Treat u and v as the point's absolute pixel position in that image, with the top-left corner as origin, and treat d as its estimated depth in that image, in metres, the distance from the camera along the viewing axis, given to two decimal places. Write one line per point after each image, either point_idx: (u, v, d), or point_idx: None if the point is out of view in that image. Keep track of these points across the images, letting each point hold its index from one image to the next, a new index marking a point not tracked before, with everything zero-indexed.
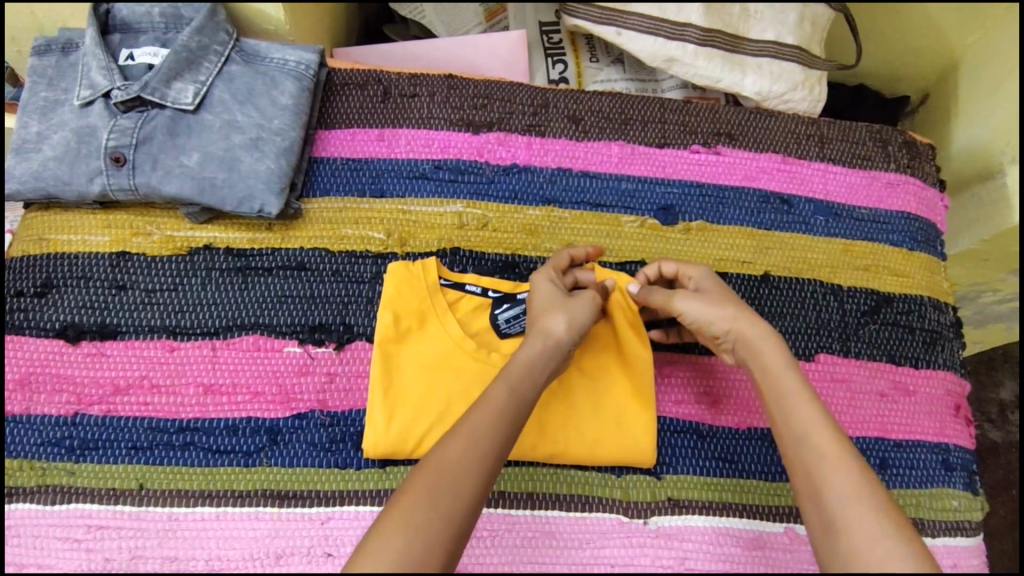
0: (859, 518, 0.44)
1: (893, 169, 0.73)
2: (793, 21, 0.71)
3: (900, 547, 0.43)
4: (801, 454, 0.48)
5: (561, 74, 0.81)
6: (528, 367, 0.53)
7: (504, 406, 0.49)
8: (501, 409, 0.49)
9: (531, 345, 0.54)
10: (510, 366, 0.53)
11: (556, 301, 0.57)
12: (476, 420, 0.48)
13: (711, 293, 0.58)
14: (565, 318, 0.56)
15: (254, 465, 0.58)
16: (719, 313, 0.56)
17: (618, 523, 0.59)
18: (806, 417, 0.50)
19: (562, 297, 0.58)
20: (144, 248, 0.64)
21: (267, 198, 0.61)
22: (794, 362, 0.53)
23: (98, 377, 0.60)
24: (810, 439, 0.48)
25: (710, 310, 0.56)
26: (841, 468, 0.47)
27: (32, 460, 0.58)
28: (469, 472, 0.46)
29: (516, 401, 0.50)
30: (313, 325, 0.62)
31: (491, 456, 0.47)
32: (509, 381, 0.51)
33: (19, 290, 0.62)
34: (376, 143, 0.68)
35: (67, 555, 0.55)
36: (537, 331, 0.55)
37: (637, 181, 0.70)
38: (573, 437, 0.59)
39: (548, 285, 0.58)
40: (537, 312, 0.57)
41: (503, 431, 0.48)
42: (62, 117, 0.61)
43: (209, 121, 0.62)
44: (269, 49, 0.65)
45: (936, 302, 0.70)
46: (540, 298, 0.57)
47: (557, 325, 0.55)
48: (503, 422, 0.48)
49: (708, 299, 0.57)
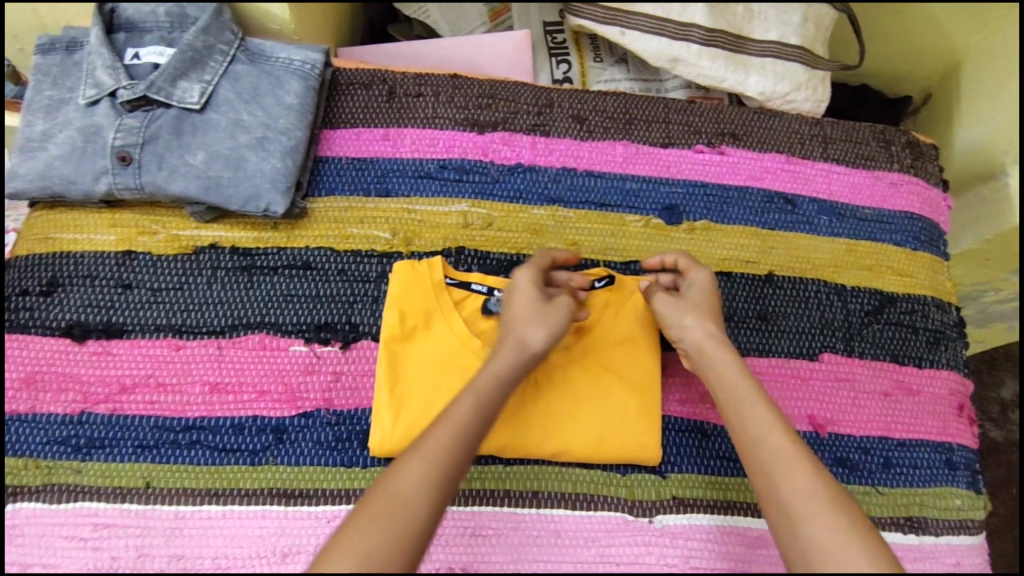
0: (815, 510, 0.46)
1: (896, 169, 0.73)
2: (797, 21, 0.71)
3: (854, 530, 0.45)
4: (758, 456, 0.50)
5: (565, 74, 0.82)
6: (495, 381, 0.52)
7: (467, 422, 0.49)
8: (464, 425, 0.49)
9: (501, 358, 0.54)
10: (478, 380, 0.52)
11: (534, 309, 0.56)
12: (439, 439, 0.48)
13: (699, 302, 0.59)
14: (542, 328, 0.55)
15: (260, 464, 0.58)
16: (684, 319, 0.58)
17: (623, 521, 0.59)
18: (759, 419, 0.52)
19: (543, 304, 0.57)
20: (150, 247, 0.64)
21: (272, 197, 0.61)
22: (741, 362, 0.56)
23: (104, 375, 0.60)
24: (763, 441, 0.51)
25: (679, 315, 0.58)
26: (794, 462, 0.49)
27: (37, 458, 0.58)
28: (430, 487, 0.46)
29: (481, 418, 0.50)
30: (318, 324, 0.62)
31: (454, 473, 0.47)
32: (473, 398, 0.50)
33: (24, 288, 0.62)
34: (381, 142, 0.68)
35: (73, 554, 0.55)
36: (514, 341, 0.55)
37: (641, 180, 0.70)
38: (575, 435, 0.59)
39: (529, 291, 0.57)
40: (514, 318, 0.56)
41: (466, 447, 0.48)
42: (67, 116, 0.61)
43: (214, 120, 0.62)
44: (275, 48, 0.65)
45: (939, 302, 0.70)
46: (518, 304, 0.57)
47: (534, 336, 0.55)
48: (467, 441, 0.48)
49: (691, 307, 0.58)
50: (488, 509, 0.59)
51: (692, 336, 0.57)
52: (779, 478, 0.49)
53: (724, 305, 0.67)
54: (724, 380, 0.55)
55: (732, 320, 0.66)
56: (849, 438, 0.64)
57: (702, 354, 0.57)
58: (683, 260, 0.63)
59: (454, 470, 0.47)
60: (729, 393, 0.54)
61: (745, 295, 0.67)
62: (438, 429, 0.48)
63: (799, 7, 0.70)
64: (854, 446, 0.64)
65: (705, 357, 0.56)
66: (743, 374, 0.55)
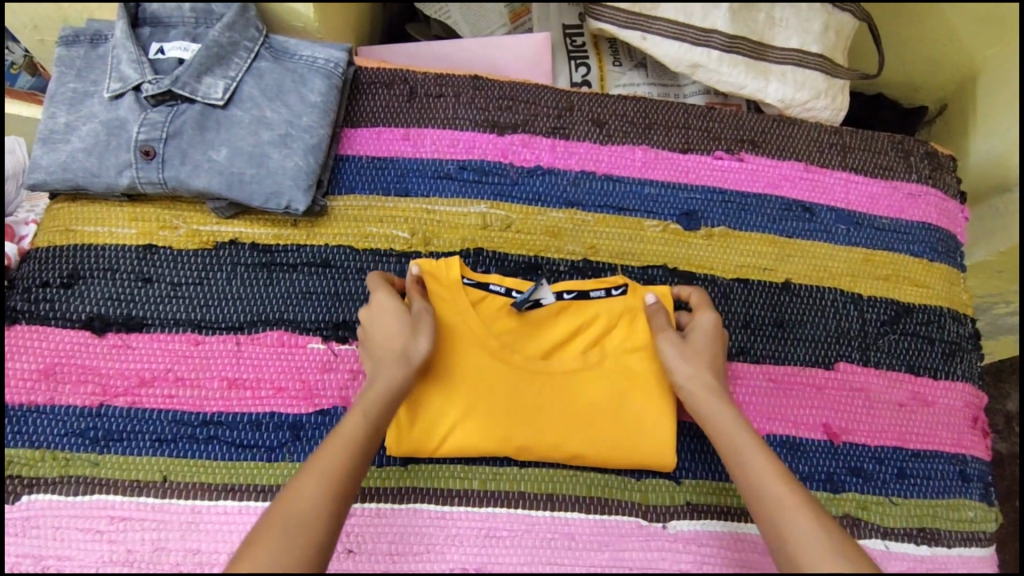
0: (817, 551, 0.47)
1: (914, 180, 0.73)
2: (819, 29, 0.71)
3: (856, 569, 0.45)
4: (761, 502, 0.51)
5: (584, 77, 0.82)
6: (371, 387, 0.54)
7: (353, 435, 0.50)
8: (350, 438, 0.50)
9: (385, 375, 0.54)
10: (369, 394, 0.53)
11: (396, 320, 0.56)
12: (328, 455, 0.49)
13: (704, 348, 0.59)
14: (404, 336, 0.56)
15: (277, 461, 0.58)
16: (684, 364, 0.58)
17: (637, 526, 0.60)
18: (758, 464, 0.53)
19: (405, 313, 0.57)
20: (171, 241, 0.64)
21: (294, 195, 0.62)
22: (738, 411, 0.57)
23: (123, 369, 0.60)
24: (765, 488, 0.52)
25: (686, 355, 0.58)
26: (794, 508, 0.50)
27: (55, 450, 0.58)
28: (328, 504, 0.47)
29: (371, 427, 0.51)
30: (337, 321, 0.62)
31: (344, 483, 0.48)
32: (367, 416, 0.52)
33: (44, 280, 0.62)
34: (401, 142, 0.69)
35: (88, 547, 0.55)
36: (385, 357, 0.55)
37: (660, 186, 0.70)
38: (585, 442, 0.59)
39: (388, 302, 0.58)
40: (380, 338, 0.57)
41: (348, 456, 0.49)
42: (91, 109, 0.62)
43: (237, 117, 0.62)
44: (299, 46, 0.65)
45: (955, 313, 0.70)
46: (387, 324, 0.57)
47: (397, 344, 0.55)
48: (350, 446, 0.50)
49: (692, 349, 0.59)
50: (503, 510, 0.59)
51: (686, 384, 0.58)
52: (783, 523, 0.49)
53: (741, 311, 0.67)
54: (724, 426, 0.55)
55: (749, 327, 0.67)
56: (863, 447, 0.64)
57: (698, 401, 0.57)
58: (696, 296, 0.63)
59: (343, 482, 0.48)
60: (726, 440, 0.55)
61: (762, 303, 0.67)
62: (329, 449, 0.49)
63: (820, 15, 0.70)
64: (868, 456, 0.64)
65: (701, 405, 0.57)
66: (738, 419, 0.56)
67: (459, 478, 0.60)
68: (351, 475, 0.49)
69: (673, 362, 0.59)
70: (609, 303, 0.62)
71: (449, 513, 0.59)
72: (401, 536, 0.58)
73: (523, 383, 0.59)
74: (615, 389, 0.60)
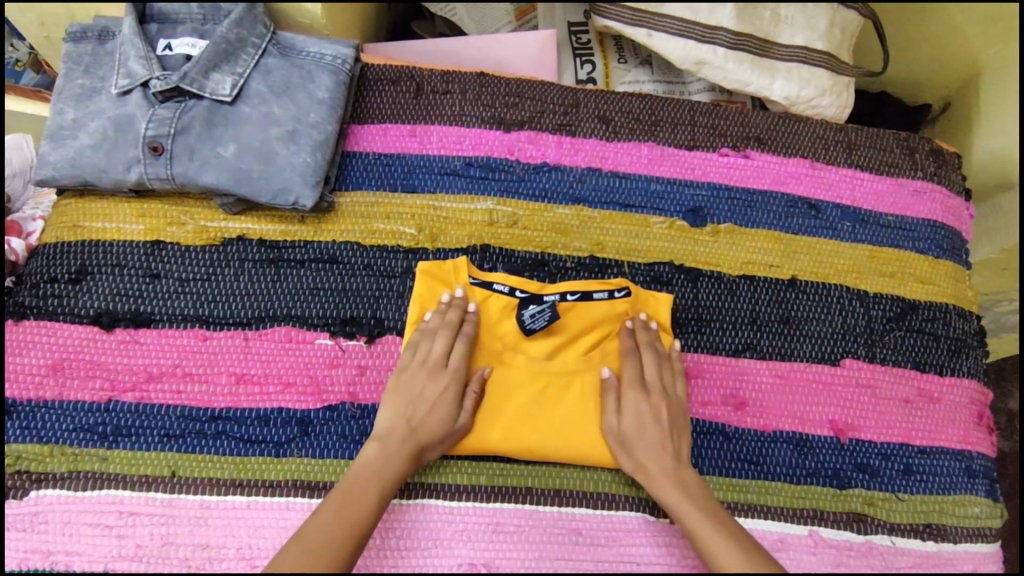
0: None
1: (919, 177, 0.73)
2: (825, 26, 0.71)
3: None
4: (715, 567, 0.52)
5: (589, 74, 0.82)
6: (382, 465, 0.55)
7: (339, 534, 0.50)
8: (343, 538, 0.50)
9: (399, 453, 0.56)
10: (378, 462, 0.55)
11: (444, 410, 0.58)
12: (326, 520, 0.51)
13: (642, 431, 0.58)
14: (445, 423, 0.57)
15: (285, 456, 0.58)
16: (628, 435, 0.58)
17: (644, 521, 0.60)
18: (725, 555, 0.52)
19: (455, 415, 0.58)
20: (178, 237, 0.64)
21: (302, 191, 0.62)
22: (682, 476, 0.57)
23: (132, 364, 0.60)
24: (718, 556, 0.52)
25: (627, 427, 0.59)
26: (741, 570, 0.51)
27: (64, 445, 0.58)
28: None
29: (381, 497, 0.53)
30: (344, 318, 0.62)
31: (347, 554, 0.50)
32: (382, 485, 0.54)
33: (52, 276, 0.62)
34: (408, 139, 0.69)
35: (97, 542, 0.55)
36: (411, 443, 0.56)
37: (665, 182, 0.70)
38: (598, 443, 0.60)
39: (447, 393, 0.58)
40: (415, 422, 0.57)
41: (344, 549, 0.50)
42: (99, 105, 0.62)
43: (245, 113, 0.62)
44: (306, 43, 0.65)
45: (960, 310, 0.70)
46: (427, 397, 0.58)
47: (436, 431, 0.57)
48: (350, 520, 0.51)
49: (637, 436, 0.58)
50: (510, 506, 0.59)
51: (631, 463, 0.58)
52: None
53: (748, 308, 0.67)
54: (687, 515, 0.55)
55: (755, 323, 0.67)
56: (869, 443, 0.64)
57: (648, 471, 0.57)
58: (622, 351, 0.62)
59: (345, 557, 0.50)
60: (690, 527, 0.54)
61: (768, 299, 0.68)
62: (336, 513, 0.51)
63: (827, 12, 0.70)
64: (874, 452, 0.64)
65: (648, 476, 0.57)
66: (700, 507, 0.55)
67: (466, 474, 0.60)
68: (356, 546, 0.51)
69: (619, 448, 0.58)
70: (613, 304, 0.63)
71: (457, 508, 0.59)
72: (408, 532, 0.58)
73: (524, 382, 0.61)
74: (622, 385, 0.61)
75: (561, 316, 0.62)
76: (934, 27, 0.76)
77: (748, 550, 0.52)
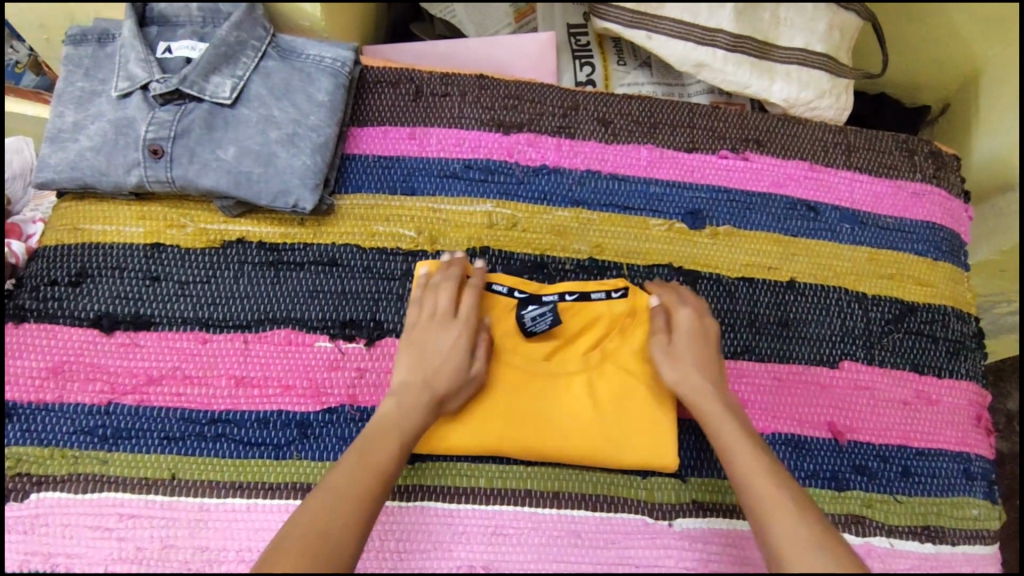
0: (801, 546, 0.46)
1: (919, 179, 0.73)
2: (824, 29, 0.71)
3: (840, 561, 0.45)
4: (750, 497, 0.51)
5: (589, 77, 0.82)
6: (401, 418, 0.54)
7: (361, 482, 0.50)
8: (365, 487, 0.49)
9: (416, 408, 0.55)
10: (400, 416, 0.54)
11: (459, 365, 0.57)
12: (346, 473, 0.50)
13: (690, 351, 0.58)
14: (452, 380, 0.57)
15: (285, 458, 0.58)
16: (679, 353, 0.58)
17: (643, 524, 0.60)
18: (757, 475, 0.51)
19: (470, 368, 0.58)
20: (178, 240, 0.64)
21: (302, 193, 0.62)
22: (729, 406, 0.57)
23: (132, 366, 0.60)
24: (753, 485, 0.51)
25: (675, 348, 0.59)
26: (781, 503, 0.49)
27: (64, 448, 0.58)
28: (341, 551, 0.46)
29: (399, 450, 0.53)
30: (344, 320, 0.63)
31: (361, 514, 0.48)
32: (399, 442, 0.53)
33: (53, 279, 0.62)
34: (407, 141, 0.69)
35: (97, 544, 0.56)
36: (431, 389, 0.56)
37: (664, 185, 0.70)
38: (613, 441, 0.59)
39: (460, 343, 0.58)
40: (436, 365, 0.57)
41: (361, 506, 0.49)
42: (99, 108, 0.62)
43: (245, 116, 0.62)
44: (306, 45, 0.65)
45: (959, 312, 0.70)
46: (433, 348, 0.58)
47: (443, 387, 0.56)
48: (368, 477, 0.50)
49: (682, 351, 0.58)
50: (509, 508, 0.60)
51: (676, 385, 0.58)
52: (782, 532, 0.48)
53: (746, 310, 0.67)
54: (724, 435, 0.54)
55: (754, 326, 0.67)
56: (868, 446, 0.64)
57: (690, 396, 0.57)
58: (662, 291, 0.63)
59: (361, 516, 0.48)
60: (727, 449, 0.54)
61: (767, 302, 0.68)
62: (356, 466, 0.50)
63: (826, 14, 0.70)
64: (873, 454, 0.64)
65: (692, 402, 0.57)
66: (744, 434, 0.54)
67: (466, 476, 0.60)
68: (374, 502, 0.50)
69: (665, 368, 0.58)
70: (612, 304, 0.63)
71: (456, 510, 0.59)
72: (408, 534, 0.58)
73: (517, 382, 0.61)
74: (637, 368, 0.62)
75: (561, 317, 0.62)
76: (933, 30, 0.76)
77: (784, 493, 0.50)
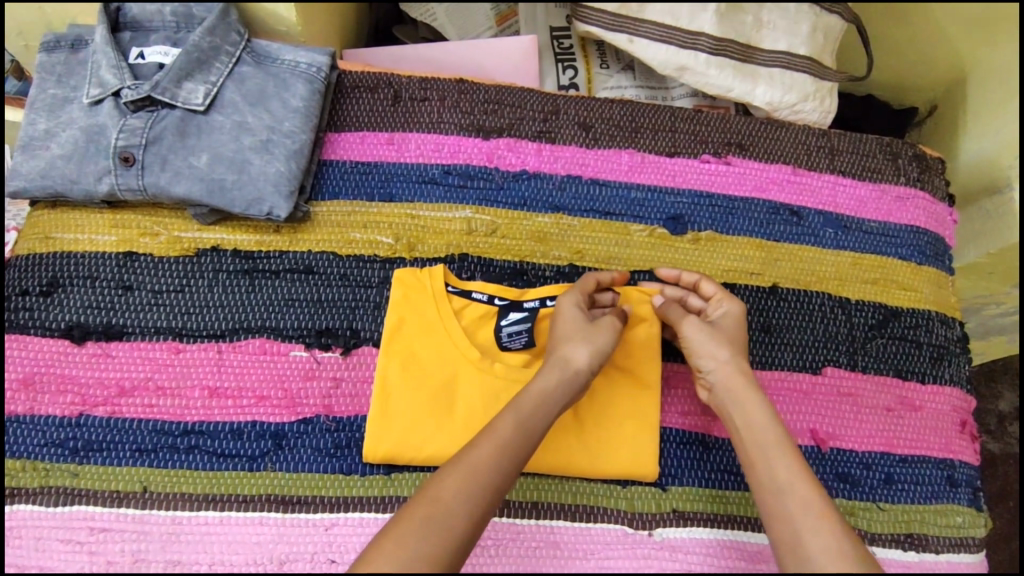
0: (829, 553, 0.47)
1: (902, 183, 0.73)
2: (808, 31, 0.69)
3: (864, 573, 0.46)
4: (781, 499, 0.51)
5: (571, 80, 0.81)
6: (532, 397, 0.54)
7: (484, 461, 0.49)
8: (485, 467, 0.49)
9: (546, 376, 0.55)
10: (524, 394, 0.54)
11: (581, 332, 0.57)
12: (450, 488, 0.48)
13: (724, 331, 0.60)
14: (591, 352, 0.56)
15: (258, 470, 0.58)
16: (716, 346, 0.59)
17: (622, 534, 0.59)
18: (793, 482, 0.52)
19: (591, 339, 0.57)
20: (152, 249, 0.63)
21: (276, 200, 0.61)
22: (772, 410, 0.56)
23: (102, 377, 0.59)
24: (788, 488, 0.52)
25: (711, 343, 0.59)
26: (814, 510, 0.50)
27: (35, 460, 0.57)
28: (454, 546, 0.46)
29: (521, 426, 0.52)
30: (320, 329, 0.62)
31: (469, 531, 0.47)
32: (518, 413, 0.52)
33: (25, 288, 0.62)
34: (385, 147, 0.68)
35: (69, 558, 0.55)
36: (559, 359, 0.56)
37: (646, 190, 0.70)
38: (594, 455, 0.60)
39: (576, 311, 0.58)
40: (561, 338, 0.57)
41: (471, 523, 0.47)
42: (70, 115, 0.61)
43: (218, 122, 0.61)
44: (281, 50, 0.65)
45: (943, 317, 0.70)
46: (564, 322, 0.58)
47: (576, 357, 0.56)
48: (478, 488, 0.48)
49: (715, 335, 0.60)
50: None
51: (720, 375, 0.58)
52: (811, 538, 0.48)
53: None
54: (763, 437, 0.54)
55: None
56: (850, 453, 0.64)
57: (730, 392, 0.57)
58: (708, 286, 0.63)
59: (472, 530, 0.47)
60: (762, 452, 0.54)
61: (750, 307, 0.67)
62: (483, 445, 0.50)
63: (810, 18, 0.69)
64: (856, 462, 0.64)
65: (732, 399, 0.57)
66: (780, 438, 0.55)
67: None
68: (494, 491, 0.49)
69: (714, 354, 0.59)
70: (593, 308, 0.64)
71: None
72: None
73: (496, 391, 0.59)
74: (609, 381, 0.62)
75: (537, 326, 0.62)
76: (920, 32, 0.77)
77: (816, 500, 0.51)
